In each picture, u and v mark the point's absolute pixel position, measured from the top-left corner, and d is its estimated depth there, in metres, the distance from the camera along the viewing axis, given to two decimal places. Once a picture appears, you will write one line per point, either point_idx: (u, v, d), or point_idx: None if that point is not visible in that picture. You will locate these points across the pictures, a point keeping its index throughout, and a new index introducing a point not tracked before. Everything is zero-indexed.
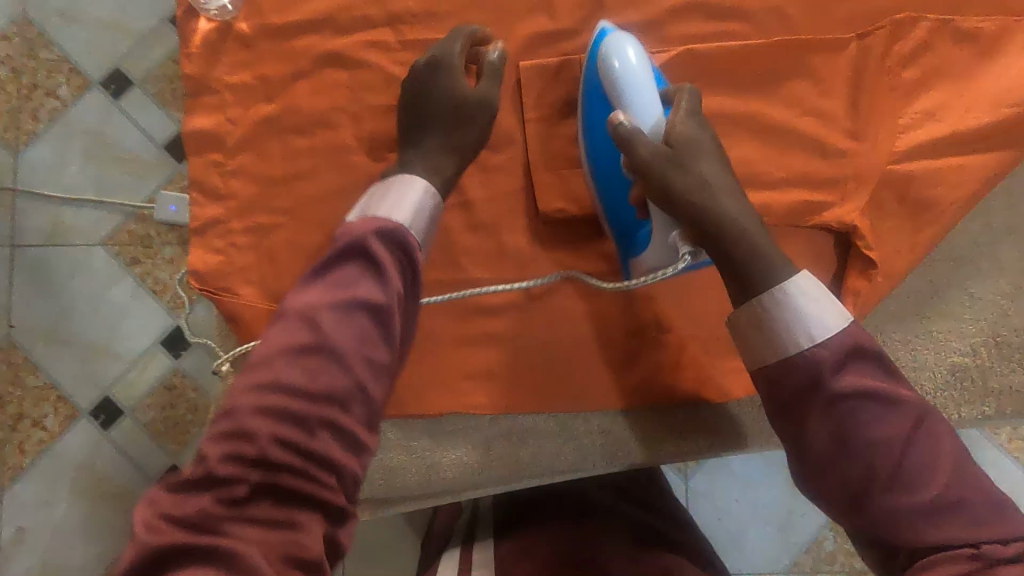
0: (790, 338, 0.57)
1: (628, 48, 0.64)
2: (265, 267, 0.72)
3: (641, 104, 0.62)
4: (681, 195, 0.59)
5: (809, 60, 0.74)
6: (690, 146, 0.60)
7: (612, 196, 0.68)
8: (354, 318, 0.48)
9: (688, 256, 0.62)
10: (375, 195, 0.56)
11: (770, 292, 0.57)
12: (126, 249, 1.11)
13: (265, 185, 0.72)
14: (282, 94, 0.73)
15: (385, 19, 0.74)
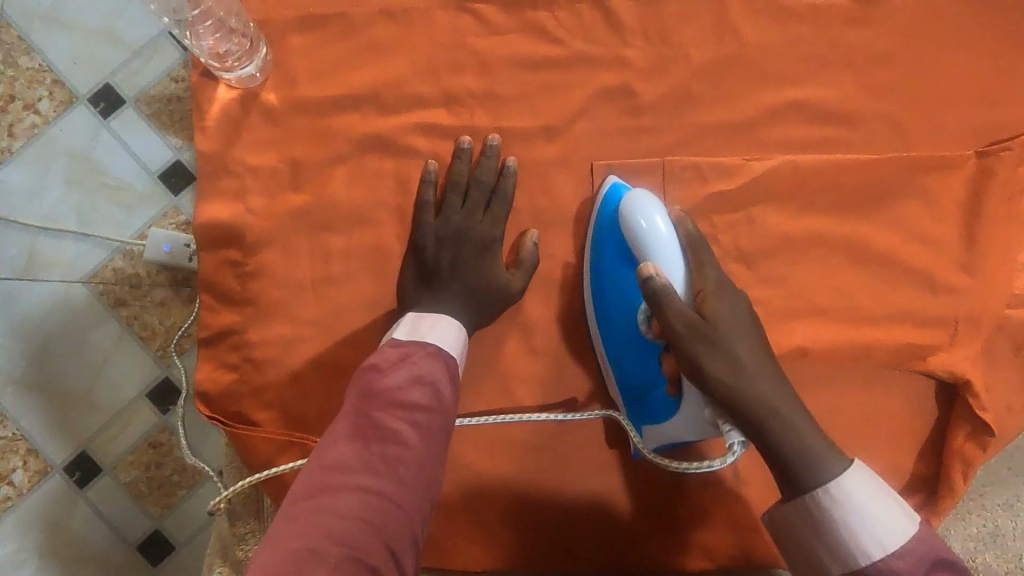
0: (853, 550, 0.43)
1: (651, 208, 0.58)
2: (288, 389, 0.61)
3: (675, 279, 0.55)
4: (716, 376, 0.49)
5: (922, 178, 0.65)
6: (727, 322, 0.51)
7: (627, 357, 0.61)
8: (395, 468, 0.44)
9: (739, 445, 0.48)
10: (420, 328, 0.55)
11: (821, 486, 0.45)
12: (111, 288, 0.81)
13: (290, 291, 0.62)
14: (315, 182, 0.62)
15: (440, 98, 0.63)
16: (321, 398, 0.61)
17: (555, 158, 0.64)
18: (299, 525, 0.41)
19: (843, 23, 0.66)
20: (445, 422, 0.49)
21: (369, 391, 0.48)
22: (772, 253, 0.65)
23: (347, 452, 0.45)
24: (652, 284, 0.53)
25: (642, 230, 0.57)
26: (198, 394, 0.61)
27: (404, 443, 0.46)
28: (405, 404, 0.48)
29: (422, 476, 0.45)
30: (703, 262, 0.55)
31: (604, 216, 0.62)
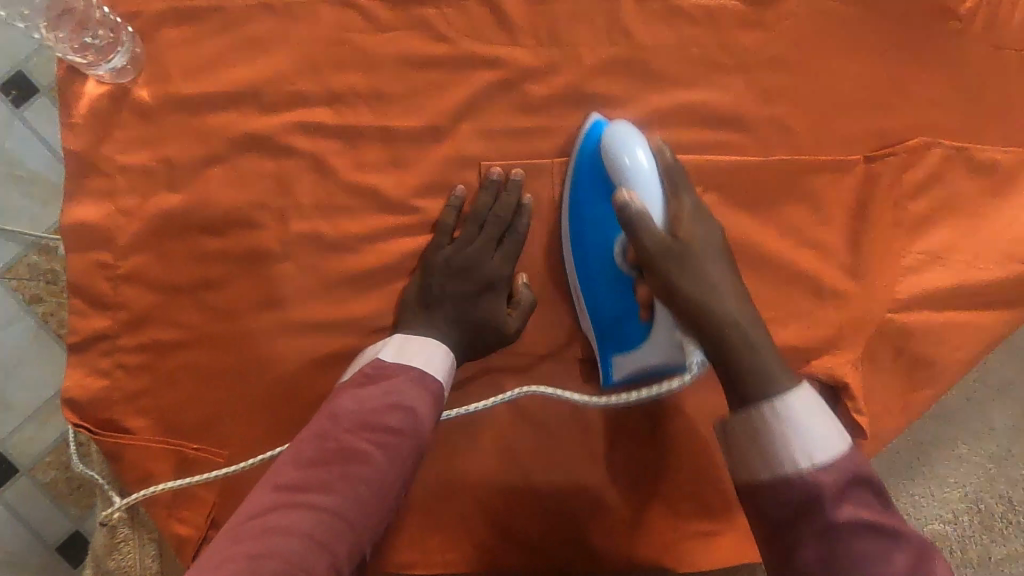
0: (784, 451, 0.44)
1: (636, 139, 0.56)
2: (162, 396, 0.60)
3: (648, 197, 0.53)
4: (683, 292, 0.50)
5: (811, 182, 0.65)
6: (698, 244, 0.52)
7: (598, 279, 0.61)
8: (353, 488, 0.44)
9: (698, 363, 0.51)
10: (404, 351, 0.54)
11: (766, 400, 0.46)
12: (25, 284, 0.78)
13: (165, 294, 0.60)
14: (190, 182, 0.60)
15: (323, 96, 0.61)
16: (199, 403, 0.60)
17: (442, 160, 0.62)
18: (249, 542, 0.41)
19: (737, 24, 0.65)
20: (422, 445, 0.49)
21: (342, 413, 0.48)
22: None
23: (303, 472, 0.45)
24: (628, 211, 0.51)
25: (625, 166, 0.55)
26: (66, 402, 0.59)
27: (371, 463, 0.46)
28: (379, 425, 0.47)
29: (382, 495, 0.46)
30: (680, 192, 0.54)
31: (585, 149, 0.61)
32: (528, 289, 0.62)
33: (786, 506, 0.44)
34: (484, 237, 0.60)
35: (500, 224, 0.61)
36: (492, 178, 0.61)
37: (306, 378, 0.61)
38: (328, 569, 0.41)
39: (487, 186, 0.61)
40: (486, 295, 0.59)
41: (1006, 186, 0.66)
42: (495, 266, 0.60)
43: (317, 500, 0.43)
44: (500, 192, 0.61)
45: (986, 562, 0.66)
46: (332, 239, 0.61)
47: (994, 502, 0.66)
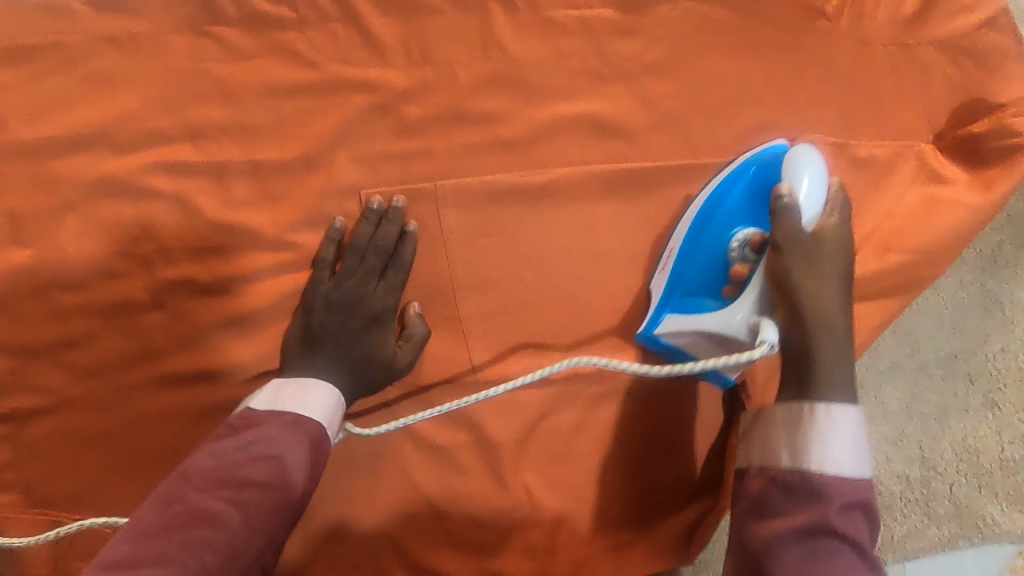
0: (814, 451, 0.45)
1: (812, 165, 0.55)
2: (29, 467, 0.55)
3: (812, 200, 0.54)
4: (795, 277, 0.51)
5: (697, 186, 0.66)
6: (829, 252, 0.52)
7: (689, 263, 0.63)
8: (196, 555, 0.41)
9: (769, 345, 0.50)
10: (281, 393, 0.53)
11: (822, 401, 0.46)
12: None
13: (24, 357, 0.55)
14: (39, 234, 0.56)
15: (182, 131, 0.58)
16: (71, 471, 0.56)
17: (318, 192, 0.60)
18: None
19: (614, 32, 0.64)
20: (287, 500, 0.47)
21: (193, 474, 0.46)
22: (556, 271, 0.64)
23: (139, 543, 0.42)
24: (780, 200, 0.53)
25: (800, 187, 0.54)
26: None
27: (220, 524, 0.43)
28: (237, 482, 0.46)
29: (234, 561, 0.43)
30: (833, 210, 0.55)
31: (760, 156, 0.63)
32: (421, 321, 0.60)
33: (798, 496, 0.44)
34: (366, 269, 0.58)
35: (383, 256, 0.59)
36: (372, 208, 0.59)
37: (189, 434, 0.58)
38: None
39: (368, 217, 0.59)
40: (372, 330, 0.58)
41: (883, 178, 0.68)
42: (380, 299, 0.58)
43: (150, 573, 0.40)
44: (382, 220, 0.59)
45: (889, 540, 0.69)
46: (206, 283, 0.58)
47: (891, 482, 0.69)
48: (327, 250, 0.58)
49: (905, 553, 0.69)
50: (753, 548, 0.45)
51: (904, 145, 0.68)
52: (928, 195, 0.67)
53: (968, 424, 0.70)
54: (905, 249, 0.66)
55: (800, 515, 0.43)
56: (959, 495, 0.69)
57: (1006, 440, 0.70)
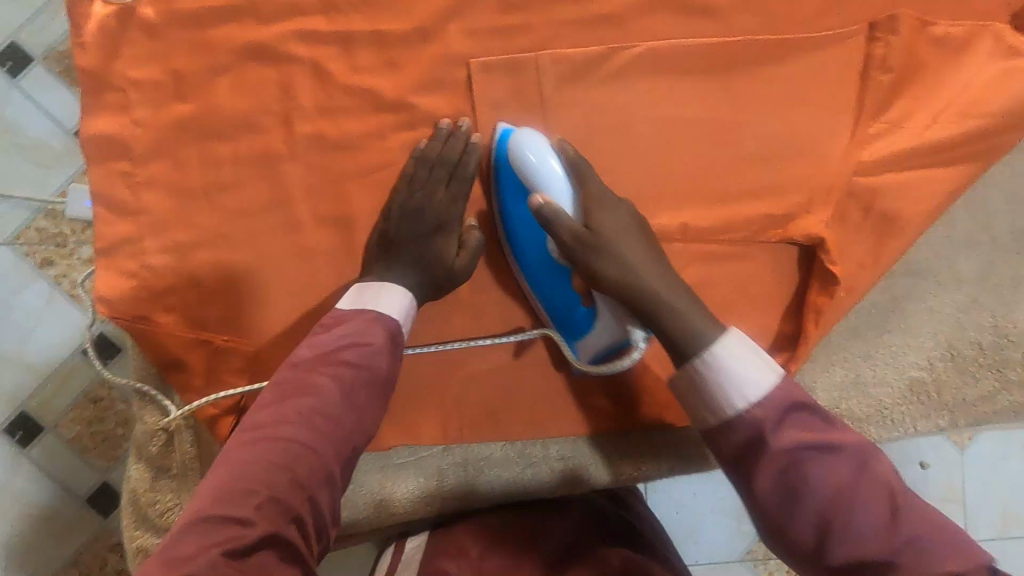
0: (728, 396, 0.53)
1: (534, 142, 0.63)
2: (188, 292, 0.64)
3: (559, 191, 0.62)
4: (609, 275, 0.60)
5: (778, 61, 0.70)
6: (611, 230, 0.60)
7: (541, 276, 0.67)
8: (307, 420, 0.52)
9: (642, 342, 0.62)
10: (364, 293, 0.60)
11: (699, 356, 0.55)
12: (36, 248, 0.93)
13: (185, 198, 0.64)
14: (199, 92, 0.64)
15: (317, 5, 0.65)
16: (224, 297, 0.65)
17: (432, 62, 0.67)
18: (217, 476, 0.48)
19: None
20: (377, 375, 0.56)
21: (298, 358, 0.56)
22: (644, 136, 0.69)
23: (268, 412, 0.53)
24: (544, 213, 0.60)
25: (530, 164, 0.62)
26: (97, 301, 0.63)
27: (325, 395, 0.53)
28: (333, 362, 0.55)
29: (342, 423, 0.53)
30: (576, 167, 0.62)
31: (498, 161, 0.66)
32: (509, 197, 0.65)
33: (738, 442, 0.53)
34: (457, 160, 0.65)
35: (448, 166, 0.64)
36: (441, 128, 0.65)
37: (322, 272, 0.66)
38: (289, 482, 0.49)
39: (437, 135, 0.65)
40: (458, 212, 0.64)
41: (959, 56, 0.71)
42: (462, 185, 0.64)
43: (281, 433, 0.51)
44: (443, 139, 0.65)
45: (962, 403, 0.72)
46: (336, 139, 0.66)
47: (964, 347, 0.72)
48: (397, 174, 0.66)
49: (976, 416, 0.72)
50: (771, 522, 0.52)
51: (980, 24, 0.71)
52: (1004, 70, 0.70)
53: None
54: (980, 117, 0.69)
55: (772, 487, 0.51)
56: None
57: None
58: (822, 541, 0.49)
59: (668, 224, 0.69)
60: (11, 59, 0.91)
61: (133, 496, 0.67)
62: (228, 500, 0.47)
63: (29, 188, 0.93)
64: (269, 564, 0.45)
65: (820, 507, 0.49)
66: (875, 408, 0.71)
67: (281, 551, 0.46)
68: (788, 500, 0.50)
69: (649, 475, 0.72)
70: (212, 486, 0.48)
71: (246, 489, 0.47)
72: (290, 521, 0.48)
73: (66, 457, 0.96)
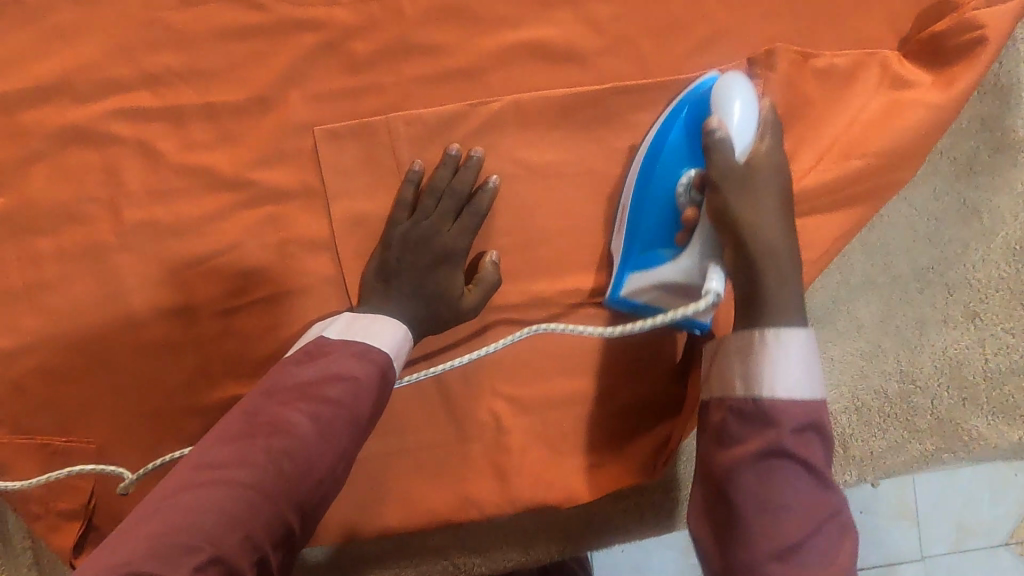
0: (765, 377, 0.48)
1: (743, 92, 0.56)
2: (15, 401, 0.59)
3: (739, 125, 0.55)
4: (735, 209, 0.52)
5: (653, 106, 0.65)
6: (764, 184, 0.54)
7: (648, 204, 0.62)
8: (288, 461, 0.45)
9: (714, 294, 0.52)
10: (352, 323, 0.55)
11: (765, 330, 0.49)
12: None
13: (5, 300, 0.59)
14: (12, 183, 0.59)
15: (140, 79, 0.60)
16: (55, 403, 0.59)
17: (273, 131, 0.61)
18: (159, 521, 0.41)
19: None
20: (358, 420, 0.50)
21: (279, 388, 0.50)
22: (512, 196, 0.64)
23: (228, 449, 0.46)
24: (711, 137, 0.54)
25: (722, 111, 0.56)
26: None
27: (286, 435, 0.46)
28: (313, 399, 0.49)
29: (313, 472, 0.46)
30: (765, 133, 0.56)
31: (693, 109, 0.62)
32: (494, 268, 0.61)
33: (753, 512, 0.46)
34: (438, 214, 0.61)
35: (459, 200, 0.61)
36: (450, 155, 0.61)
37: (163, 369, 0.60)
38: (240, 540, 0.41)
39: (445, 163, 0.61)
40: (440, 270, 0.60)
41: (845, 89, 0.66)
42: (449, 243, 0.60)
43: (225, 477, 0.44)
44: (461, 167, 0.62)
45: (869, 457, 0.68)
46: (171, 224, 0.60)
47: (868, 397, 0.68)
48: (403, 202, 0.61)
49: (887, 469, 0.68)
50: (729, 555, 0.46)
51: (867, 53, 0.66)
52: (893, 102, 0.66)
53: (948, 336, 0.69)
54: (869, 155, 0.65)
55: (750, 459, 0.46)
56: (940, 408, 0.68)
57: (990, 350, 0.68)
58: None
59: (547, 288, 0.65)
60: None
61: None
62: (150, 556, 0.38)
63: None
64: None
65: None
66: None
67: None
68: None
69: (541, 556, 0.68)
70: (146, 533, 0.40)
71: (189, 544, 0.39)
72: None
73: None
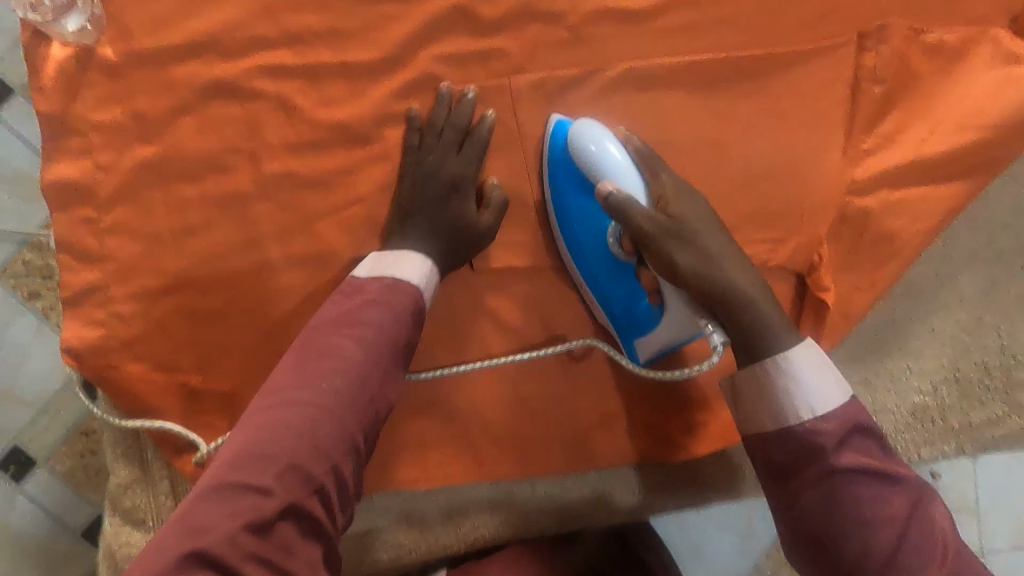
0: (796, 406, 0.52)
1: (600, 136, 0.58)
2: (156, 339, 0.62)
3: (627, 177, 0.56)
4: (688, 267, 0.53)
5: (767, 75, 0.67)
6: (692, 218, 0.55)
7: (601, 277, 0.63)
8: (323, 383, 0.49)
9: (722, 344, 0.52)
10: (383, 261, 0.59)
11: (771, 356, 0.53)
12: (22, 281, 0.93)
13: (151, 243, 0.62)
14: (162, 132, 0.62)
15: (281, 37, 0.63)
16: (195, 343, 0.63)
17: (404, 90, 0.64)
18: (246, 437, 0.46)
19: None
20: (395, 340, 0.54)
21: (319, 324, 0.54)
22: None
23: (287, 375, 0.51)
24: (615, 201, 0.54)
25: (592, 156, 0.58)
26: (66, 353, 0.61)
27: (338, 359, 0.51)
28: (352, 325, 0.53)
29: (362, 389, 0.51)
30: (656, 169, 0.57)
31: (556, 151, 0.63)
32: (500, 190, 0.63)
33: (792, 451, 0.52)
34: (443, 147, 0.62)
35: (458, 131, 0.62)
36: (443, 93, 0.63)
37: (294, 313, 0.64)
38: (313, 449, 0.46)
39: (440, 101, 0.63)
40: (453, 199, 0.62)
41: (956, 64, 0.67)
42: (457, 172, 0.62)
43: (300, 395, 0.48)
44: (452, 103, 0.63)
45: (967, 428, 0.69)
46: (306, 176, 0.63)
47: (969, 370, 0.69)
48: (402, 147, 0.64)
49: (984, 439, 0.69)
50: (812, 527, 0.51)
51: (979, 29, 0.67)
52: (1002, 79, 0.67)
53: None
54: (979, 130, 0.66)
55: (798, 438, 0.52)
56: None
57: None
58: (835, 539, 0.50)
59: None
60: None
61: (109, 550, 0.65)
62: (252, 461, 0.44)
63: (15, 221, 0.93)
64: (290, 538, 0.43)
65: (868, 535, 0.49)
66: None
67: (258, 530, 0.42)
68: (831, 532, 0.50)
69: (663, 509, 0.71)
70: (243, 446, 0.45)
71: (267, 455, 0.45)
72: (311, 489, 0.45)
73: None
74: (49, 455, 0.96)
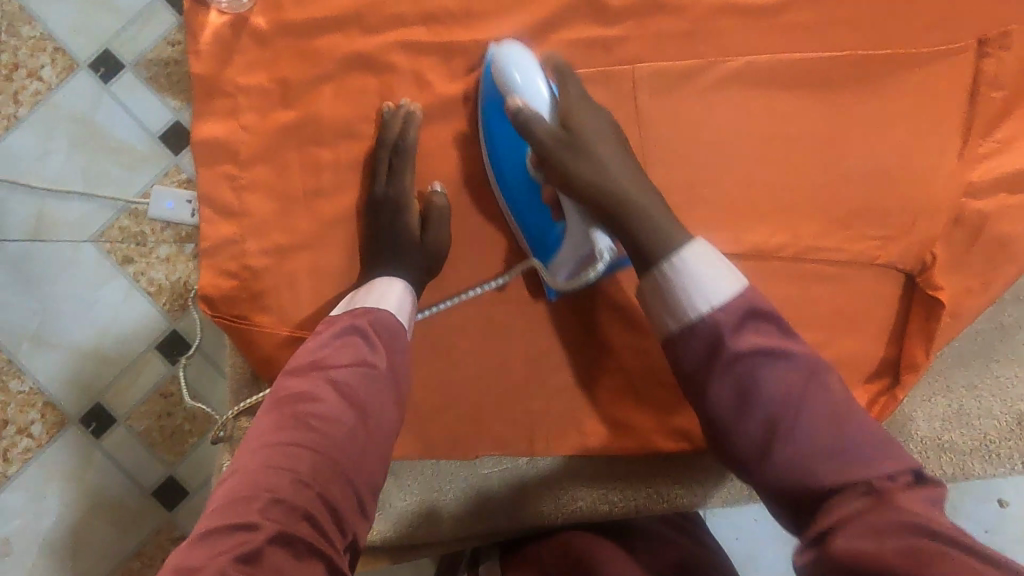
0: (690, 305, 0.53)
1: (521, 57, 0.61)
2: (282, 293, 0.65)
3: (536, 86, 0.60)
4: (582, 174, 0.57)
5: (886, 75, 0.67)
6: (589, 126, 0.59)
7: (525, 203, 0.64)
8: (307, 423, 0.52)
9: (609, 253, 0.59)
10: (359, 292, 0.61)
11: (667, 260, 0.54)
12: (117, 246, 0.92)
13: (285, 201, 0.65)
14: (303, 98, 0.66)
15: (418, 17, 0.67)
16: (318, 299, 0.65)
17: None
18: (235, 482, 0.48)
19: None
20: (374, 371, 0.56)
21: (295, 367, 0.56)
22: (747, 148, 0.68)
23: (271, 418, 0.53)
24: (521, 115, 0.58)
25: (517, 82, 0.60)
26: (201, 300, 0.65)
27: (319, 399, 0.53)
28: (329, 367, 0.55)
29: (340, 426, 0.52)
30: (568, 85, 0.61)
31: (487, 98, 0.64)
32: (442, 196, 0.65)
33: (755, 435, 0.51)
34: (392, 167, 0.64)
35: (397, 152, 0.64)
36: (386, 115, 0.65)
37: None
38: (296, 483, 0.48)
39: (385, 124, 0.64)
40: (402, 216, 0.63)
41: None
42: (401, 193, 0.63)
43: (284, 437, 0.51)
44: (396, 122, 0.64)
45: None
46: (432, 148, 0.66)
47: None
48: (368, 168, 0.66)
49: None
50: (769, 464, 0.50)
51: None
52: None
53: None
54: None
55: (753, 421, 0.52)
56: None
57: None
58: (771, 439, 0.50)
59: (765, 240, 0.67)
60: (105, 65, 0.91)
61: None
62: (237, 503, 0.47)
63: (112, 189, 0.91)
64: (283, 564, 0.45)
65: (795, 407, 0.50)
66: (980, 440, 0.67)
67: (247, 561, 0.44)
68: (738, 408, 0.52)
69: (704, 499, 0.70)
70: (231, 488, 0.48)
71: (250, 493, 0.47)
72: (300, 519, 0.47)
73: (69, 454, 0.93)
74: (127, 415, 0.94)
